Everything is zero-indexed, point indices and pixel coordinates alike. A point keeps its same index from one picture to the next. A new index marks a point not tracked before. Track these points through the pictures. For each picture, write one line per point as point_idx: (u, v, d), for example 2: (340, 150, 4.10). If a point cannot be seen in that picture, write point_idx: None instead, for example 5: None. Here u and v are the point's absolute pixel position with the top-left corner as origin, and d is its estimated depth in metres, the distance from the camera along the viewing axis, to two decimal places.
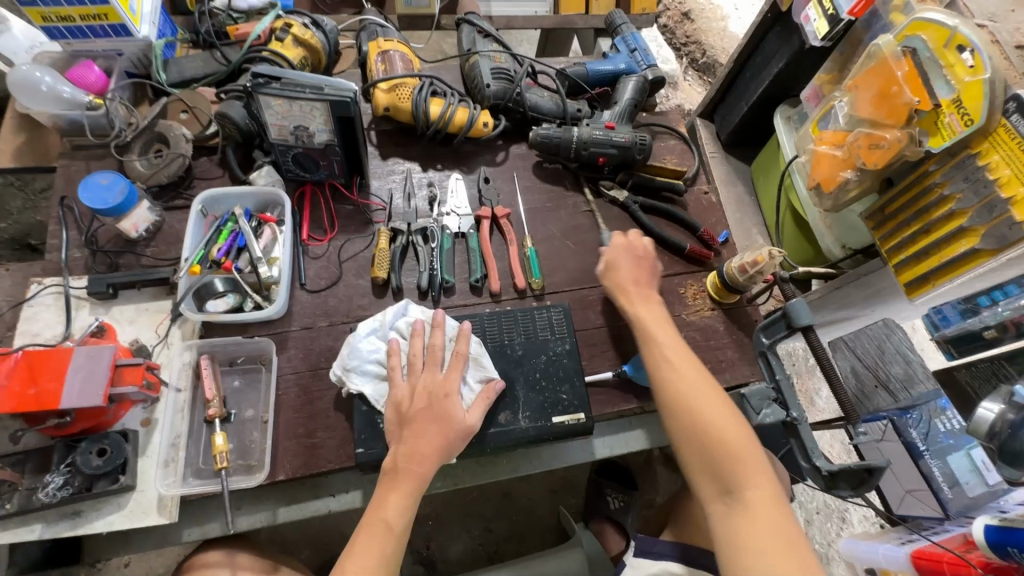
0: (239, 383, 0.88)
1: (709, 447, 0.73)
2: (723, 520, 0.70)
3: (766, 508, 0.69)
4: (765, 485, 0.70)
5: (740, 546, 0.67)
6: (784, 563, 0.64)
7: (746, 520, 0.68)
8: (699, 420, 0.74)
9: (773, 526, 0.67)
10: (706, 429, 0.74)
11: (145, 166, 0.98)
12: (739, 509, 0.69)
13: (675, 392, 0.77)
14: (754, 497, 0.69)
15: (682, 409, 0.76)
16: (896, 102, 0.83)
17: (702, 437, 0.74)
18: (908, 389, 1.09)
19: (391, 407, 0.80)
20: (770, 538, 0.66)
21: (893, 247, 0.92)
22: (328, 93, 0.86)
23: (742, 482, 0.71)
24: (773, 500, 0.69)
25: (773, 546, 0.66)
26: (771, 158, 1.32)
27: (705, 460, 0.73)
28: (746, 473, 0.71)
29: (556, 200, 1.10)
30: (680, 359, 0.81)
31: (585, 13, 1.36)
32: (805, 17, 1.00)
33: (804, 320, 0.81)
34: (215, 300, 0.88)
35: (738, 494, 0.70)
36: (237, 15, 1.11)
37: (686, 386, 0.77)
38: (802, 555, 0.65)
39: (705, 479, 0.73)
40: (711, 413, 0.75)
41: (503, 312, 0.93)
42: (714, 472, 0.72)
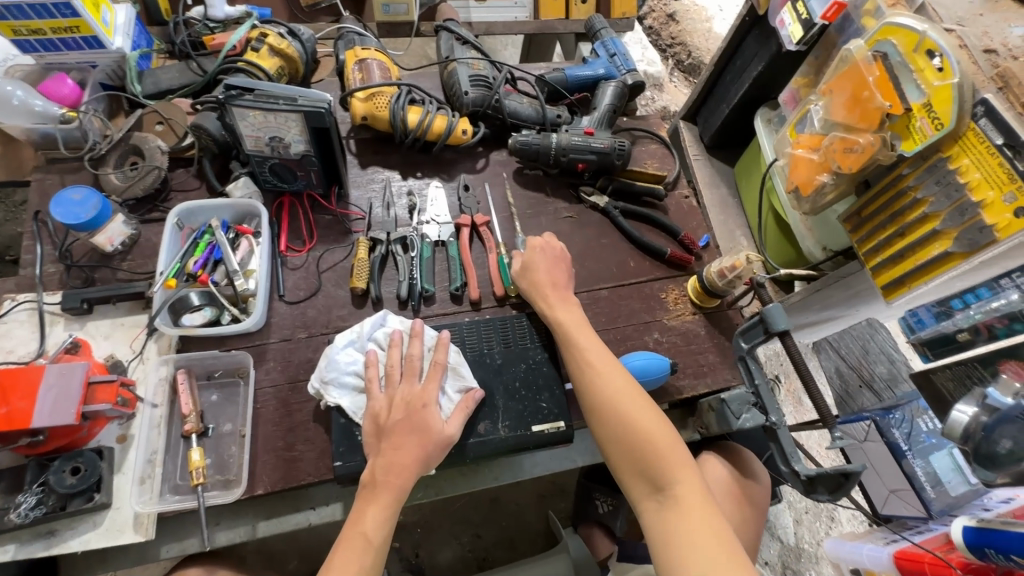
0: (217, 397, 0.87)
1: (635, 446, 0.74)
2: (656, 519, 0.70)
3: (694, 501, 0.69)
4: (691, 479, 0.71)
5: (674, 543, 0.67)
6: (716, 554, 0.65)
7: (676, 515, 0.69)
8: (625, 420, 0.75)
9: (703, 517, 0.68)
10: (630, 428, 0.75)
11: (121, 180, 0.97)
12: (669, 506, 0.70)
13: (599, 393, 0.78)
14: (683, 492, 0.70)
15: (608, 410, 0.77)
16: (867, 106, 0.84)
17: (627, 437, 0.74)
18: (892, 387, 1.19)
19: (369, 419, 0.79)
20: (702, 531, 0.67)
21: (870, 250, 0.92)
22: (303, 104, 0.86)
23: (671, 478, 0.71)
24: (700, 493, 0.70)
25: (705, 539, 0.66)
26: (753, 160, 1.33)
27: (634, 460, 0.73)
28: (672, 468, 0.72)
29: (537, 206, 1.10)
30: (603, 359, 0.82)
31: (565, 17, 1.36)
32: (780, 21, 1.00)
33: (781, 325, 0.80)
34: (191, 314, 0.88)
35: (668, 491, 0.71)
36: (214, 24, 1.12)
37: (608, 386, 0.78)
38: (734, 544, 0.66)
39: (636, 479, 0.73)
40: (634, 411, 0.76)
41: (482, 320, 0.93)
42: (642, 470, 0.73)
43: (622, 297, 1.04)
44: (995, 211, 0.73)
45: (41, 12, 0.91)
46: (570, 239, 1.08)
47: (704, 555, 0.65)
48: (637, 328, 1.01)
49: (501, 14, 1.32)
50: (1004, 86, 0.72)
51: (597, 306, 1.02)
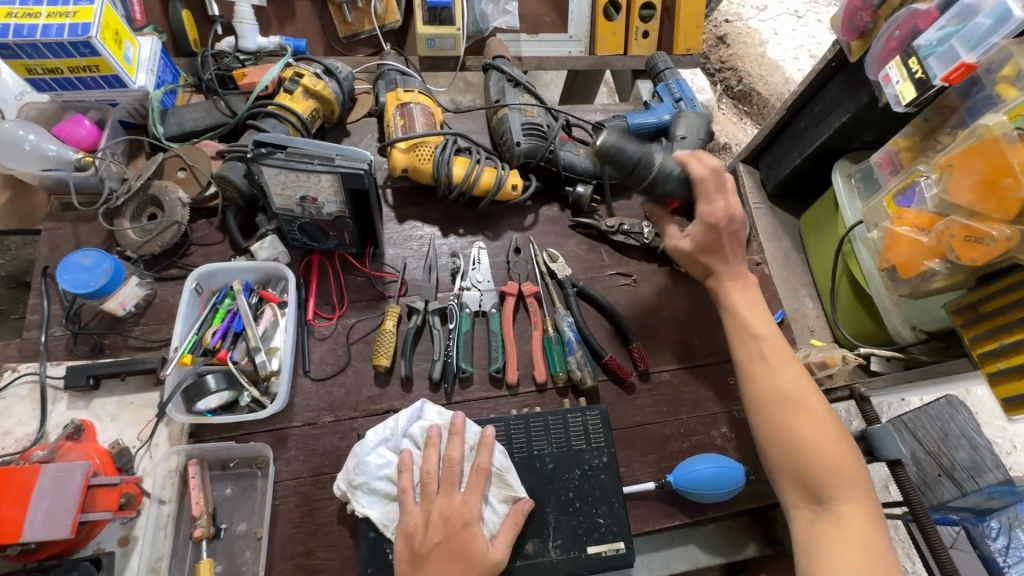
0: (232, 491, 0.78)
1: (801, 450, 0.67)
2: (807, 530, 0.65)
3: (854, 527, 0.62)
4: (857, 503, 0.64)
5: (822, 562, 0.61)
6: None
7: (832, 534, 0.62)
8: (788, 419, 0.69)
9: (863, 542, 0.61)
10: (798, 433, 0.67)
11: (138, 234, 0.88)
12: (828, 523, 0.64)
13: (767, 387, 0.71)
14: (846, 512, 0.63)
15: (774, 405, 0.70)
16: (1007, 196, 0.70)
17: (790, 438, 0.68)
18: (978, 479, 0.99)
19: (401, 538, 0.69)
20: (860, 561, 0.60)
21: (987, 353, 0.79)
22: (340, 165, 0.76)
23: (834, 493, 0.65)
24: (867, 521, 0.63)
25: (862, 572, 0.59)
26: (824, 215, 1.19)
27: (794, 465, 0.67)
28: (839, 484, 0.65)
29: (590, 272, 0.99)
30: (771, 341, 0.75)
31: (624, 53, 1.23)
32: (884, 76, 0.86)
33: (893, 453, 0.69)
34: (207, 398, 0.76)
35: (827, 506, 0.64)
36: (244, 57, 1.03)
37: (779, 379, 0.71)
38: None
39: (792, 483, 0.67)
40: (805, 416, 0.68)
41: (532, 413, 0.81)
42: (802, 478, 0.66)
43: (686, 383, 0.91)
44: None
45: (58, 51, 0.82)
46: (627, 311, 0.96)
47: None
48: (702, 421, 0.89)
49: (554, 48, 1.20)
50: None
51: (658, 392, 0.90)
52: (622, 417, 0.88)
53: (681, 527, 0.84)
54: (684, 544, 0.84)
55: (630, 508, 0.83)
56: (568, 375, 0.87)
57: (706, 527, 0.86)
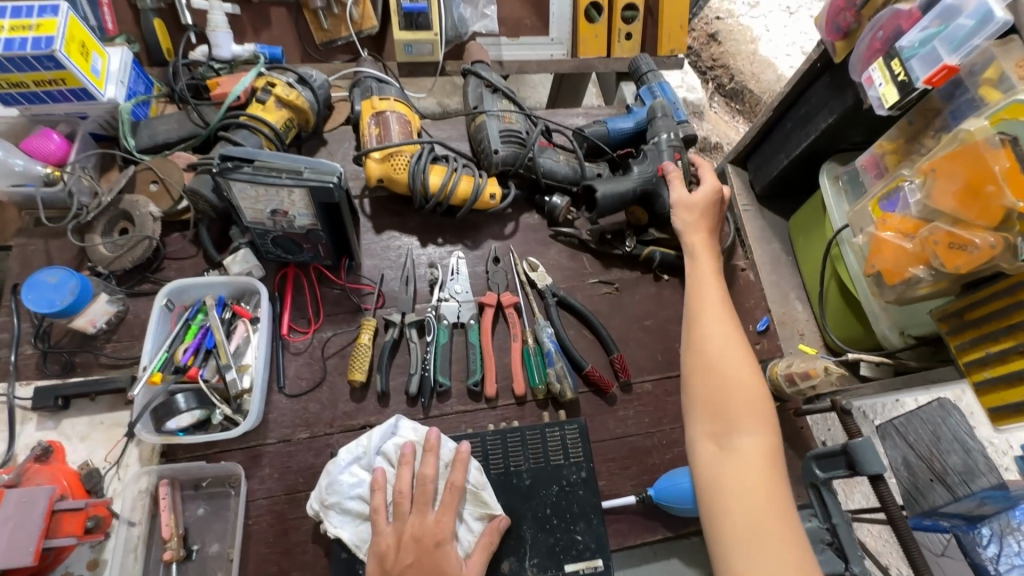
0: (204, 510, 0.77)
1: (719, 384, 0.66)
2: (710, 461, 0.63)
3: (754, 461, 0.61)
4: (764, 441, 0.63)
5: (719, 492, 0.60)
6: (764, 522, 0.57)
7: (735, 466, 0.61)
8: (713, 359, 0.68)
9: (762, 476, 0.60)
10: (720, 371, 0.67)
11: (109, 250, 0.86)
12: (730, 454, 0.62)
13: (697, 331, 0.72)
14: (750, 448, 0.62)
15: (701, 346, 0.70)
16: (989, 203, 0.68)
17: (711, 373, 0.68)
18: (969, 483, 0.95)
19: (373, 559, 0.68)
20: (753, 491, 0.59)
21: (973, 361, 0.78)
22: (308, 178, 0.75)
23: (741, 428, 0.64)
24: (771, 459, 0.62)
25: (754, 505, 0.58)
26: (812, 218, 1.17)
27: (711, 398, 0.66)
28: (748, 420, 0.64)
29: (571, 280, 0.97)
30: (711, 295, 0.75)
31: (607, 55, 1.20)
32: (868, 78, 0.84)
33: (874, 468, 0.67)
34: (178, 417, 0.75)
35: (732, 440, 0.63)
36: (219, 65, 1.02)
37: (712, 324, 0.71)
38: (786, 522, 0.57)
39: (705, 417, 0.66)
40: (731, 365, 0.67)
41: (509, 428, 0.80)
42: (715, 411, 0.65)
43: (669, 393, 0.90)
44: None
45: (21, 65, 0.80)
46: (609, 320, 0.94)
47: (742, 513, 0.58)
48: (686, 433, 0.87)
49: (536, 51, 1.18)
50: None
51: (641, 403, 0.89)
52: (603, 429, 0.86)
53: (663, 541, 0.83)
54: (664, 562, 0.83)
55: (611, 523, 0.81)
56: (547, 387, 0.85)
57: (689, 541, 0.83)
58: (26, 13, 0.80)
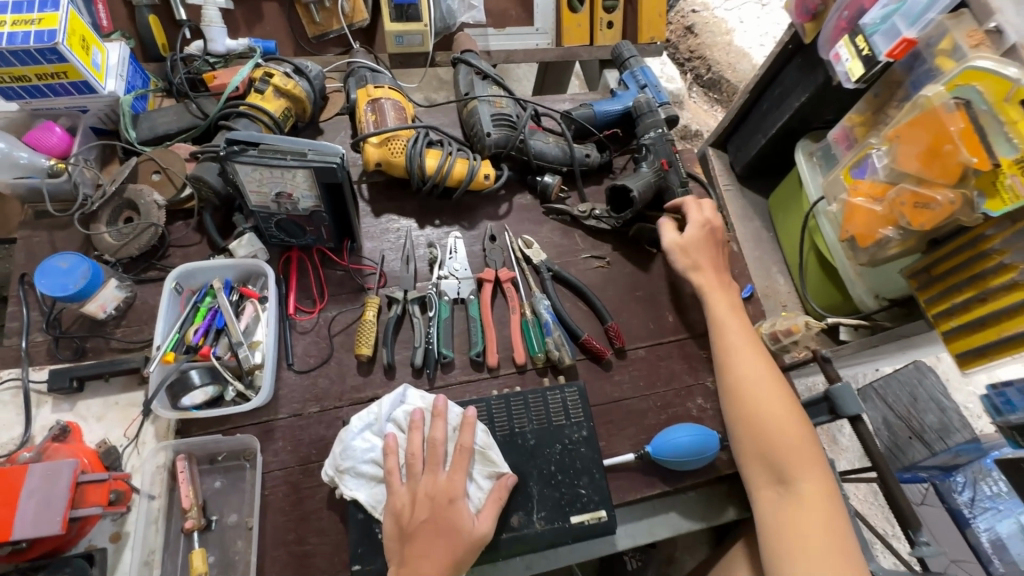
0: (221, 483, 0.79)
1: (766, 436, 0.76)
2: (772, 508, 0.72)
3: (810, 501, 0.70)
4: (817, 481, 0.72)
5: (784, 534, 0.70)
6: (832, 560, 0.66)
7: (795, 509, 0.71)
8: (758, 412, 0.77)
9: (820, 516, 0.69)
10: (766, 420, 0.76)
11: (115, 238, 0.88)
12: (788, 498, 0.72)
13: (740, 383, 0.81)
14: (807, 491, 0.71)
15: (746, 399, 0.79)
16: (948, 162, 0.74)
17: (757, 426, 0.77)
18: (945, 439, 1.02)
19: (389, 518, 0.71)
20: (817, 533, 0.68)
21: (941, 312, 0.83)
22: (312, 159, 0.78)
23: (796, 473, 0.73)
24: (827, 497, 0.71)
25: (819, 543, 0.67)
26: (790, 194, 1.23)
27: (761, 449, 0.75)
28: (800, 465, 0.73)
29: (565, 256, 1.01)
30: (746, 348, 0.84)
31: (590, 44, 1.25)
32: (835, 56, 0.90)
33: (851, 409, 0.72)
34: (192, 393, 0.78)
35: (791, 485, 0.72)
36: (214, 59, 1.05)
37: (753, 377, 0.80)
38: (853, 560, 0.66)
39: (760, 466, 0.75)
40: (773, 413, 0.77)
41: (512, 393, 0.84)
42: (768, 461, 0.75)
43: (661, 358, 0.95)
44: None
45: (24, 59, 0.82)
46: (602, 292, 0.99)
47: (809, 555, 0.67)
48: (679, 394, 0.92)
49: (522, 41, 1.23)
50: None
51: (635, 367, 0.94)
52: (601, 394, 0.91)
53: (661, 496, 0.87)
54: (662, 517, 0.87)
55: (612, 480, 0.85)
56: (546, 356, 0.90)
57: (686, 495, 0.89)
58: (26, 7, 0.82)
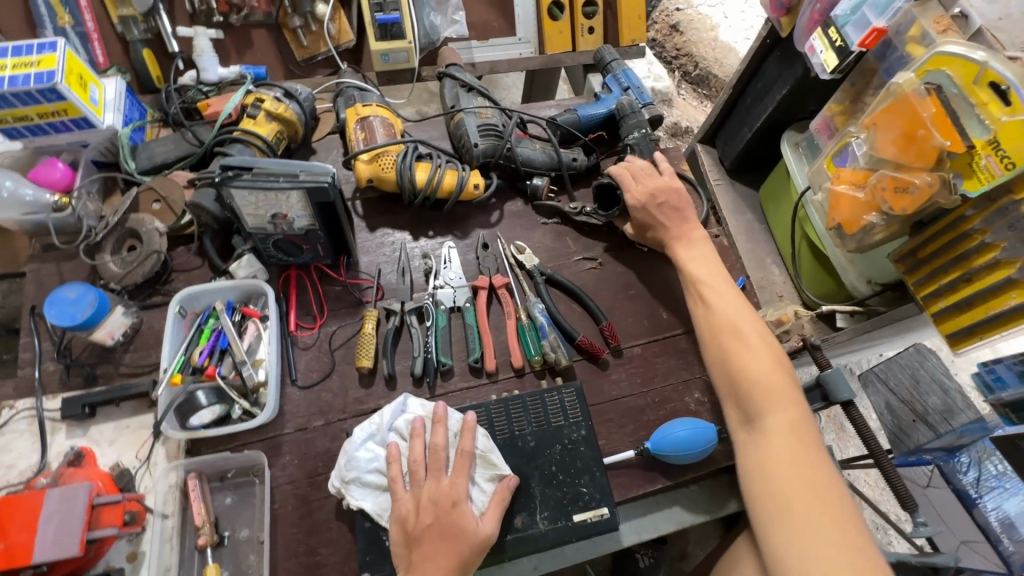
0: (231, 499, 0.82)
1: (735, 377, 0.77)
2: (744, 447, 0.74)
3: (779, 435, 0.71)
4: (787, 416, 0.72)
5: (756, 470, 0.71)
6: (799, 490, 0.67)
7: (762, 445, 0.72)
8: (729, 356, 0.79)
9: (787, 450, 0.70)
10: (735, 363, 0.78)
11: (120, 266, 0.91)
12: (759, 435, 0.73)
13: (713, 330, 0.83)
14: (774, 426, 0.72)
15: (718, 343, 0.81)
16: (923, 146, 0.76)
17: (727, 369, 0.78)
18: (949, 419, 1.01)
19: (395, 524, 0.73)
20: (785, 465, 0.69)
21: (928, 295, 0.84)
22: (304, 180, 0.81)
23: (764, 411, 0.73)
24: (795, 431, 0.71)
25: (792, 478, 0.68)
26: (780, 185, 1.24)
27: (731, 391, 0.77)
28: (767, 402, 0.74)
29: (557, 259, 1.03)
30: (721, 294, 0.85)
31: (573, 50, 1.28)
32: (810, 47, 0.91)
33: (844, 394, 0.73)
34: (200, 413, 0.80)
35: (759, 423, 0.73)
36: (207, 88, 1.08)
37: (725, 322, 0.82)
38: (823, 489, 0.66)
39: (733, 408, 0.77)
40: (747, 354, 0.78)
41: (510, 397, 0.85)
42: (739, 402, 0.76)
43: (657, 355, 0.96)
44: None
45: (25, 99, 0.86)
46: (596, 293, 1.01)
47: (776, 488, 0.68)
48: (676, 389, 0.94)
49: (505, 51, 1.26)
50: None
51: (632, 365, 0.95)
52: (599, 393, 0.92)
53: (664, 490, 0.89)
54: (666, 511, 0.88)
55: (613, 477, 0.86)
56: (543, 358, 0.91)
57: (688, 489, 0.90)
58: (25, 51, 0.85)
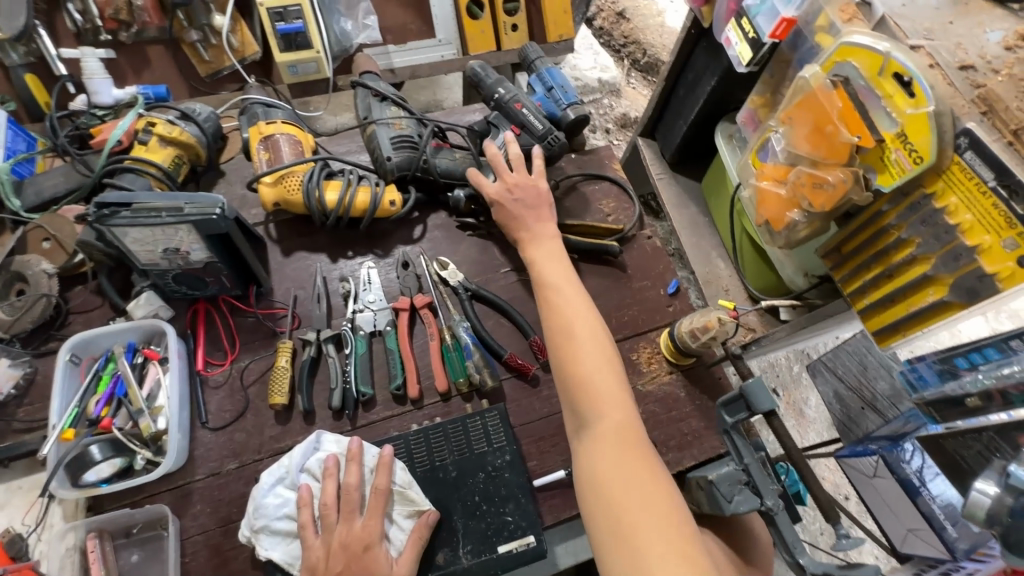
0: (138, 557, 0.77)
1: (568, 379, 0.67)
2: (581, 457, 0.64)
3: (613, 443, 0.62)
4: (618, 416, 0.64)
5: (593, 483, 0.61)
6: (630, 500, 0.58)
7: (596, 453, 0.63)
8: (566, 353, 0.69)
9: (620, 454, 0.61)
10: (570, 364, 0.68)
11: (7, 313, 0.85)
12: (591, 441, 0.64)
13: (551, 327, 0.72)
14: (605, 430, 0.64)
15: (554, 341, 0.71)
16: (833, 142, 0.73)
17: (561, 369, 0.69)
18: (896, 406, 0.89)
19: (305, 574, 0.69)
20: (619, 473, 0.60)
21: (854, 291, 0.83)
22: (189, 213, 0.75)
23: (596, 416, 0.65)
24: (628, 435, 0.63)
25: (627, 491, 0.59)
26: (718, 177, 1.21)
27: (566, 394, 0.68)
28: (597, 406, 0.65)
29: (485, 273, 0.99)
30: (563, 285, 0.76)
31: (498, 49, 1.23)
32: (725, 39, 0.89)
33: (766, 405, 0.70)
34: (97, 468, 0.75)
35: (590, 429, 0.65)
36: (101, 112, 1.00)
37: (557, 316, 0.72)
38: (660, 495, 0.58)
39: (569, 414, 0.68)
40: (579, 353, 0.69)
41: (432, 425, 0.82)
42: (572, 407, 0.67)
43: None
44: (992, 256, 0.63)
45: None
46: (526, 305, 0.97)
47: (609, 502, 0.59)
48: None
49: (426, 54, 1.20)
50: (1015, 141, 0.60)
51: None
52: (529, 412, 0.89)
53: None
54: None
55: (546, 500, 0.83)
56: (468, 380, 0.87)
57: None
58: None
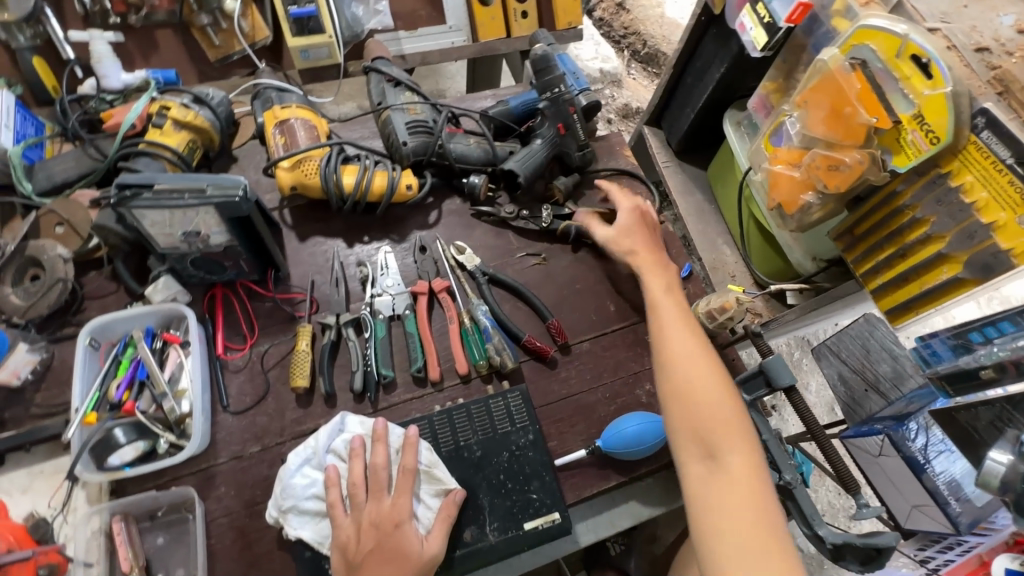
0: (164, 539, 0.77)
1: (695, 410, 0.71)
2: (697, 481, 0.68)
3: (741, 482, 0.66)
4: (745, 454, 0.67)
5: (707, 511, 0.66)
6: (750, 533, 0.62)
7: (723, 485, 0.66)
8: (688, 390, 0.73)
9: (745, 490, 0.65)
10: (698, 397, 0.71)
11: (22, 298, 0.84)
12: (718, 475, 0.67)
13: (676, 364, 0.75)
14: (735, 466, 0.67)
15: (675, 376, 0.74)
16: (851, 123, 0.74)
17: (684, 399, 0.72)
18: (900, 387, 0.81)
19: (336, 552, 0.70)
20: (740, 507, 0.64)
21: (867, 272, 0.85)
22: (212, 195, 0.75)
23: (724, 448, 0.68)
24: (753, 471, 0.67)
25: (747, 525, 0.63)
26: (726, 164, 1.22)
27: (693, 424, 0.71)
28: (726, 438, 0.68)
29: (501, 258, 1.00)
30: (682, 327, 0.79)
31: (507, 36, 1.23)
32: (739, 25, 0.90)
33: (786, 380, 0.72)
34: (120, 451, 0.75)
35: (718, 460, 0.68)
36: (111, 97, 1.00)
37: (681, 352, 0.76)
38: (775, 536, 0.63)
39: (689, 441, 0.70)
40: (704, 384, 0.73)
41: (455, 406, 0.83)
42: (698, 436, 0.70)
43: (606, 349, 0.94)
44: (1007, 233, 0.66)
45: None
46: (541, 289, 0.98)
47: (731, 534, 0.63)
48: (627, 382, 0.92)
49: (436, 41, 1.20)
50: None
51: (581, 361, 0.93)
52: (547, 394, 0.90)
53: (621, 487, 0.87)
54: (624, 504, 0.87)
55: (566, 479, 0.84)
56: (489, 362, 0.88)
57: (644, 483, 0.88)
58: None
